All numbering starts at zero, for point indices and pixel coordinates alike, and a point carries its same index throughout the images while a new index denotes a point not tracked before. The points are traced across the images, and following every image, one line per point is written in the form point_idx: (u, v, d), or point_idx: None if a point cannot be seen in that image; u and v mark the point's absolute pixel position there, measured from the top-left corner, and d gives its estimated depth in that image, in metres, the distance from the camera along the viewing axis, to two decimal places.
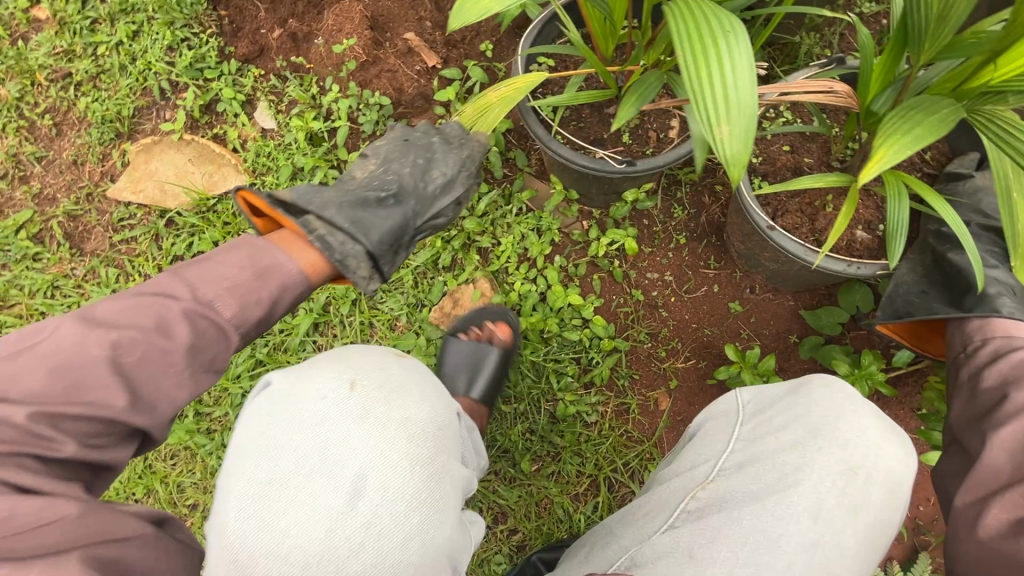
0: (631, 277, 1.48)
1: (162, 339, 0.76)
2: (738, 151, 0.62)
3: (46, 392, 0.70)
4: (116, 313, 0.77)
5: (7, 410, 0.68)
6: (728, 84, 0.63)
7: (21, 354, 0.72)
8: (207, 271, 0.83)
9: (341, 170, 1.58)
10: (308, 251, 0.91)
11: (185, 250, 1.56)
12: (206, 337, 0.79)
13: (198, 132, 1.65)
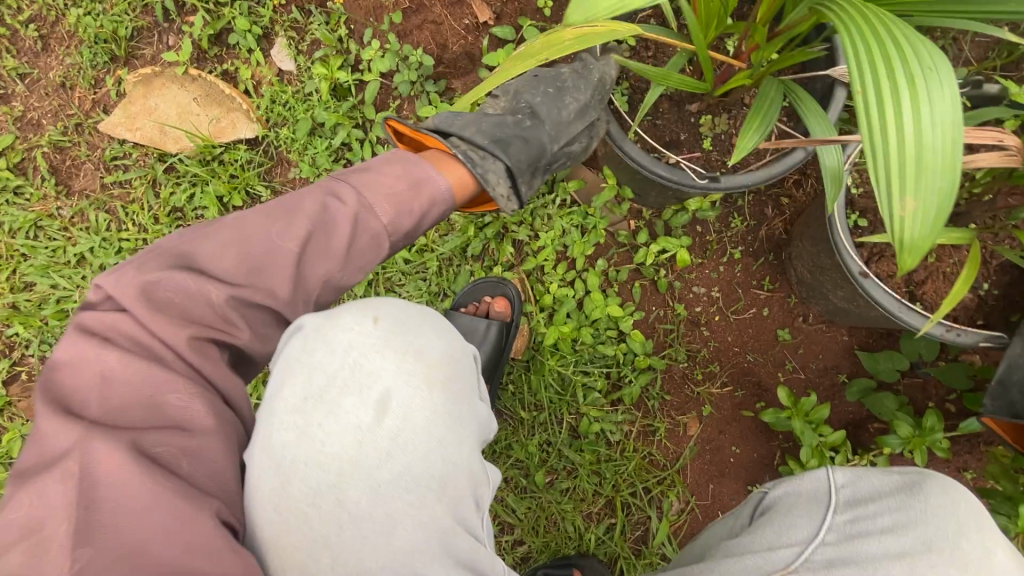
0: (675, 289, 1.35)
1: (326, 237, 0.79)
2: (922, 234, 0.47)
3: (234, 275, 0.73)
4: (284, 208, 0.79)
5: (204, 285, 0.71)
6: (921, 141, 0.48)
7: (212, 235, 0.75)
8: (370, 179, 0.85)
9: (366, 130, 1.39)
10: (456, 167, 0.95)
11: (186, 203, 1.40)
12: (364, 243, 0.83)
13: (205, 65, 1.45)
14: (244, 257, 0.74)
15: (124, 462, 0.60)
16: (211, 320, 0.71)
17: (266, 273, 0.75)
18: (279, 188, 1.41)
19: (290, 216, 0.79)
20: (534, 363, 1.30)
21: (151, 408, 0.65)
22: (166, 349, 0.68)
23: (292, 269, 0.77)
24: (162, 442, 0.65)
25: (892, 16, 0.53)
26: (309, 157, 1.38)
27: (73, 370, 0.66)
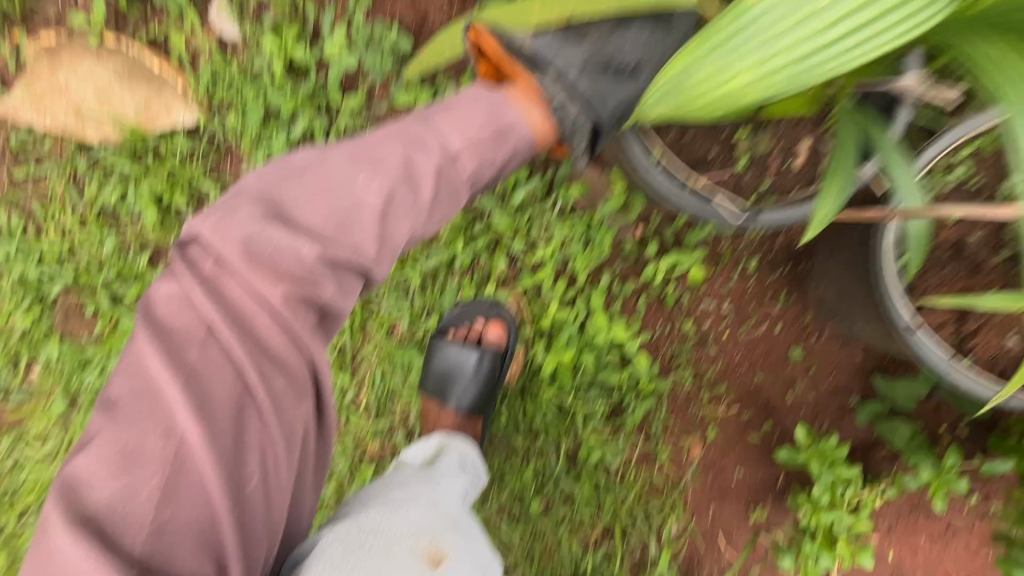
0: (685, 304, 1.22)
1: (409, 188, 0.70)
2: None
3: (317, 227, 0.66)
4: (374, 153, 0.71)
5: (289, 239, 0.64)
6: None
7: (292, 180, 0.69)
8: (455, 116, 0.74)
9: (330, 117, 1.18)
10: (540, 109, 0.76)
11: (117, 202, 1.18)
12: (446, 193, 0.72)
13: (127, 30, 1.18)
14: (330, 208, 0.67)
15: (215, 426, 0.60)
16: (295, 275, 0.64)
17: (346, 222, 0.67)
18: (230, 184, 1.20)
19: (378, 162, 0.70)
20: (530, 389, 1.20)
21: (226, 364, 0.62)
22: (252, 305, 0.63)
23: (373, 219, 0.68)
24: (253, 415, 0.63)
25: None
26: (263, 151, 1.16)
27: (176, 309, 0.63)
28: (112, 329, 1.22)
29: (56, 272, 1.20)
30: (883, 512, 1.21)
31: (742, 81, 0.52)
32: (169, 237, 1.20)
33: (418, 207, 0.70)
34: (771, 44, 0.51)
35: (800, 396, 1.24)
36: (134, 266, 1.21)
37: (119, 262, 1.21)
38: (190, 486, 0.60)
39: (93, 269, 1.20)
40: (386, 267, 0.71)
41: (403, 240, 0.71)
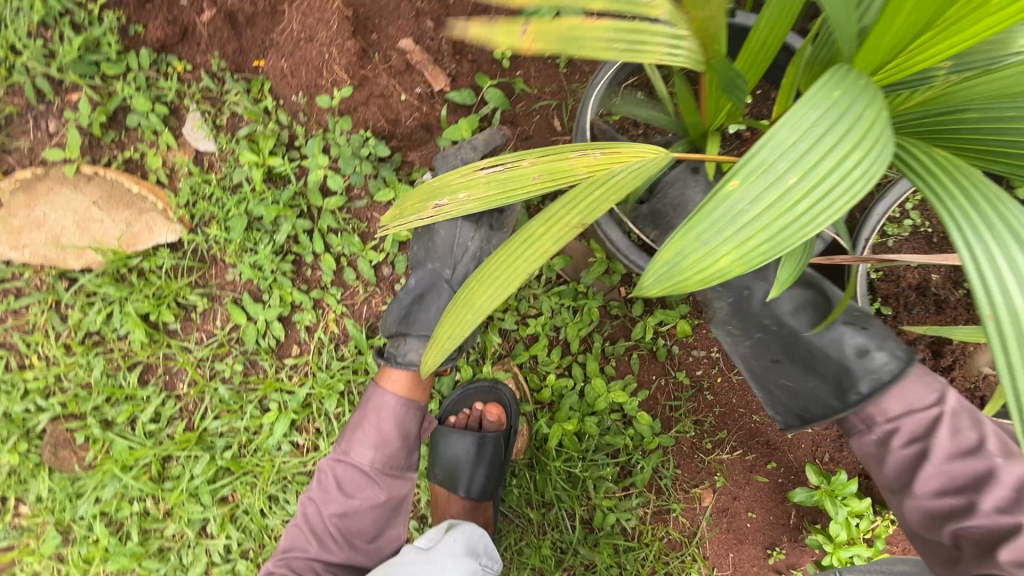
0: (675, 355, 1.26)
1: (373, 453, 1.00)
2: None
3: (331, 477, 1.01)
4: (353, 483, 1.00)
5: (320, 519, 0.99)
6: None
7: (309, 519, 1.00)
8: (385, 385, 1.04)
9: (312, 217, 1.21)
10: (393, 379, 1.04)
11: (102, 325, 1.17)
12: (394, 433, 1.02)
13: (102, 155, 1.20)
14: (328, 485, 1.00)
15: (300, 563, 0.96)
16: (333, 496, 0.99)
17: (340, 499, 0.99)
18: (216, 293, 1.21)
19: (347, 449, 1.01)
20: (538, 461, 1.21)
21: (339, 521, 0.98)
22: (317, 499, 1.00)
23: (356, 480, 1.00)
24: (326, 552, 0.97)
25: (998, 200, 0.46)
26: (249, 258, 1.18)
27: (289, 541, 1.00)
28: (105, 453, 1.19)
29: (42, 403, 1.17)
30: (897, 537, 1.22)
31: (764, 254, 0.36)
32: (158, 352, 1.20)
33: (381, 470, 1.00)
34: (768, 206, 0.35)
35: (798, 432, 1.27)
36: (124, 387, 1.19)
37: (108, 384, 1.19)
38: None
39: (81, 396, 1.18)
40: (380, 487, 1.00)
41: (381, 479, 1.00)
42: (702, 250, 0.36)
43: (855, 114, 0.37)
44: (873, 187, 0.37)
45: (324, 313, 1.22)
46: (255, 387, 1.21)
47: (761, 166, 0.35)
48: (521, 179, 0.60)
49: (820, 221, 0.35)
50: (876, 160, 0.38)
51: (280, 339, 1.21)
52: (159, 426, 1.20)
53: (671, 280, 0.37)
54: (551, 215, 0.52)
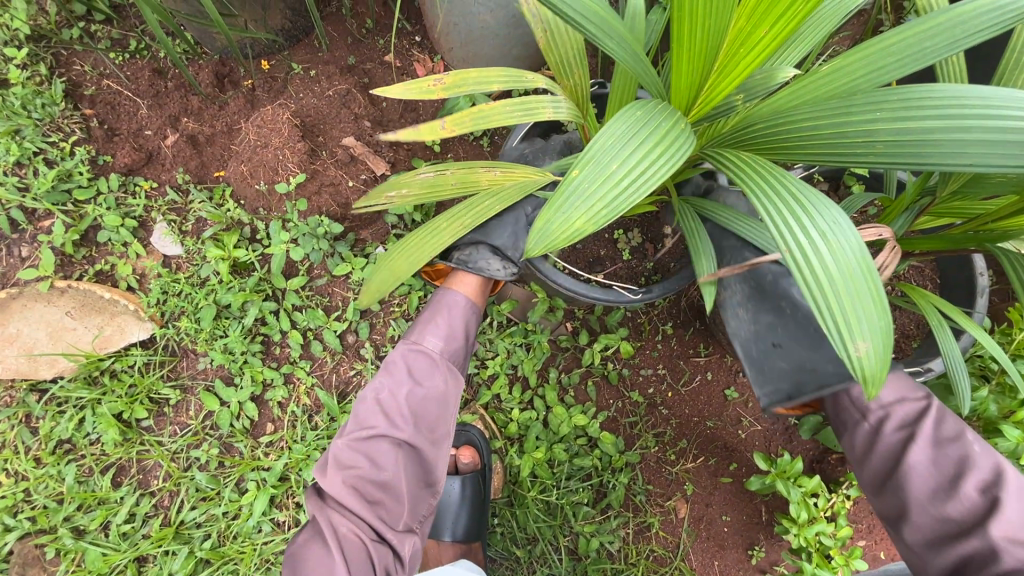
0: (625, 377, 1.38)
1: (429, 372, 0.97)
2: (879, 367, 0.54)
3: (386, 385, 0.95)
4: (421, 367, 0.97)
5: (375, 432, 0.92)
6: (849, 289, 0.54)
7: (363, 436, 0.91)
8: (441, 308, 1.01)
9: (277, 299, 1.32)
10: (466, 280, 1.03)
11: (74, 431, 1.20)
12: (453, 332, 1.00)
13: (74, 270, 1.30)
14: (381, 404, 0.94)
15: (348, 477, 0.88)
16: (389, 420, 0.93)
17: (385, 444, 0.91)
18: (188, 383, 1.27)
19: (399, 383, 0.95)
20: (516, 497, 1.26)
21: (389, 444, 0.91)
22: (367, 426, 0.92)
23: (398, 424, 0.92)
24: (373, 483, 0.88)
25: (784, 173, 0.61)
26: (220, 344, 1.26)
27: (328, 461, 0.91)
28: (77, 565, 1.16)
29: (10, 521, 1.16)
30: (859, 514, 1.28)
31: (607, 214, 0.49)
32: (131, 451, 1.22)
33: (416, 420, 0.93)
34: (600, 184, 0.49)
35: (750, 431, 1.38)
36: (96, 491, 1.19)
37: (80, 491, 1.19)
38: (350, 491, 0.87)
39: (52, 508, 1.17)
40: (442, 371, 0.97)
41: (423, 429, 0.94)
42: (560, 216, 0.49)
43: (652, 125, 0.53)
44: (673, 172, 0.53)
45: (295, 387, 1.29)
46: (231, 470, 1.23)
47: (592, 159, 0.50)
48: (441, 185, 0.84)
49: (639, 192, 0.50)
50: (675, 155, 0.54)
51: (254, 418, 1.26)
52: (134, 527, 1.19)
53: (547, 240, 0.49)
54: (455, 215, 0.81)
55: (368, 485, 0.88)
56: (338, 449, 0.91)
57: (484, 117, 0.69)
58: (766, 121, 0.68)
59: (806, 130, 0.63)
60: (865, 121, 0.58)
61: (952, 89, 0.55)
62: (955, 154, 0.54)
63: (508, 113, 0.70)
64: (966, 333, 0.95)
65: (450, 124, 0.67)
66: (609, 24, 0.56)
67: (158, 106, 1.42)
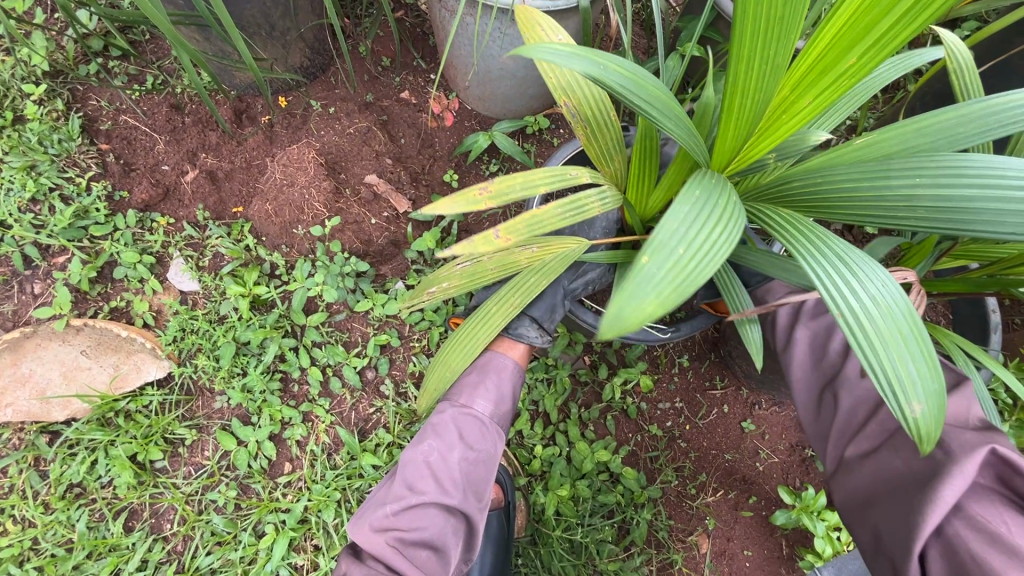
0: (645, 410, 1.38)
1: (473, 434, 0.97)
2: (931, 425, 0.58)
3: (432, 447, 0.96)
4: (467, 428, 0.97)
5: (419, 498, 0.91)
6: (902, 351, 0.57)
7: (407, 500, 0.91)
8: (488, 366, 1.01)
9: (296, 335, 1.31)
10: (514, 346, 1.04)
11: (86, 474, 1.17)
12: (501, 393, 1.01)
13: (88, 307, 1.28)
14: (427, 466, 0.94)
15: (391, 541, 0.87)
16: (435, 483, 0.93)
17: (432, 510, 0.91)
18: (204, 423, 1.24)
19: (448, 446, 0.95)
20: (539, 536, 1.24)
21: (433, 509, 0.91)
22: (412, 489, 0.92)
23: (444, 490, 0.93)
24: (414, 545, 0.88)
25: (826, 234, 0.65)
26: (239, 382, 1.25)
27: (370, 522, 0.90)
28: None
29: (16, 571, 1.11)
30: None
31: (676, 295, 0.49)
32: (145, 494, 1.19)
33: (461, 487, 0.94)
34: (666, 267, 0.50)
35: (768, 463, 1.39)
36: (107, 537, 1.15)
37: (90, 538, 1.15)
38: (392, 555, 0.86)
39: (59, 556, 1.12)
40: (486, 433, 0.98)
41: (468, 495, 0.94)
42: (636, 301, 0.47)
43: (704, 210, 0.55)
44: (727, 256, 0.54)
45: (314, 425, 1.27)
46: (249, 512, 1.20)
47: (659, 247, 0.50)
48: (481, 273, 0.89)
49: (704, 275, 0.51)
50: (727, 239, 0.55)
51: (272, 458, 1.24)
52: (146, 574, 1.15)
53: (625, 320, 0.47)
54: (501, 299, 0.87)
55: (415, 548, 0.88)
56: (381, 515, 0.90)
57: (539, 224, 0.67)
58: (804, 181, 0.72)
59: (844, 192, 0.67)
60: (905, 190, 0.62)
61: (991, 163, 0.59)
62: (995, 225, 0.58)
63: (559, 215, 0.69)
64: (986, 369, 0.98)
65: (506, 232, 0.64)
66: (670, 109, 0.58)
67: (177, 142, 1.43)
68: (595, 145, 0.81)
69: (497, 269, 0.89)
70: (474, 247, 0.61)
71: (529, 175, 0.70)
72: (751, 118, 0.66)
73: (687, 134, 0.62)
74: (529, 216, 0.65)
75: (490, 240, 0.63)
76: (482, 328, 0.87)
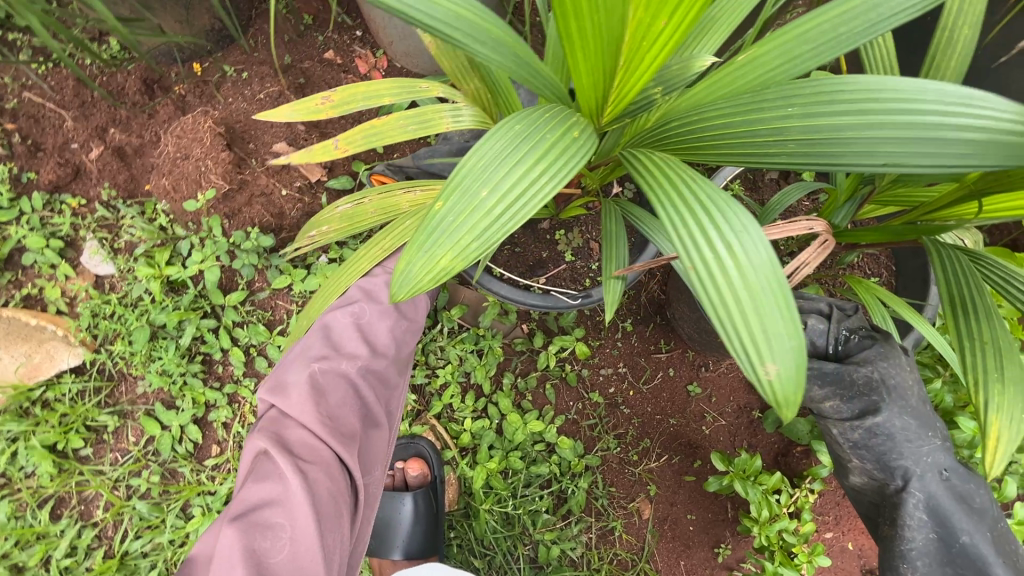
0: (585, 377, 1.33)
1: (378, 362, 1.00)
2: (791, 391, 0.48)
3: (329, 383, 0.95)
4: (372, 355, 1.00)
5: (318, 435, 0.89)
6: (755, 303, 0.49)
7: (308, 437, 0.89)
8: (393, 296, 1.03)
9: (217, 316, 1.26)
10: None
11: (7, 465, 1.16)
12: (403, 329, 1.04)
13: (0, 296, 1.25)
14: (328, 401, 0.93)
15: (293, 478, 0.83)
16: (336, 417, 0.93)
17: (352, 403, 0.95)
18: (127, 408, 1.22)
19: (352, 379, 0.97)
20: (472, 509, 1.23)
21: (338, 443, 0.90)
22: (312, 425, 0.89)
23: (368, 395, 0.98)
24: (319, 484, 0.85)
25: (695, 175, 0.57)
26: (156, 366, 1.21)
27: (266, 467, 0.86)
28: None
29: None
30: (824, 507, 1.25)
31: (473, 249, 0.44)
32: (69, 482, 1.17)
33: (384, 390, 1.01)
34: (467, 215, 0.44)
35: (714, 427, 1.34)
36: (34, 526, 1.15)
37: (17, 527, 1.15)
38: (297, 498, 0.83)
39: None
40: (391, 364, 1.02)
41: (386, 407, 1.01)
42: (423, 255, 0.44)
43: (534, 137, 0.49)
44: (560, 185, 0.47)
45: (239, 406, 1.24)
46: (175, 496, 1.19)
47: (456, 187, 0.45)
48: (361, 215, 0.82)
49: (514, 219, 0.45)
50: (564, 167, 0.49)
51: (197, 442, 1.21)
52: (76, 560, 1.15)
53: (413, 283, 0.45)
54: (371, 243, 0.78)
55: (335, 436, 0.91)
56: (275, 447, 0.86)
57: (377, 134, 0.67)
58: (683, 117, 0.64)
59: (718, 126, 0.60)
60: (777, 116, 0.55)
61: (866, 81, 0.51)
62: (867, 151, 0.51)
63: (403, 127, 0.68)
64: (914, 329, 0.91)
65: (343, 144, 0.66)
66: (484, 32, 0.51)
67: (83, 116, 1.33)
68: (446, 56, 0.73)
69: (377, 212, 0.83)
70: (310, 155, 0.66)
71: (374, 85, 0.69)
72: (606, 47, 0.58)
73: (515, 59, 0.54)
74: (368, 124, 0.66)
75: (329, 146, 0.66)
76: (348, 272, 0.76)
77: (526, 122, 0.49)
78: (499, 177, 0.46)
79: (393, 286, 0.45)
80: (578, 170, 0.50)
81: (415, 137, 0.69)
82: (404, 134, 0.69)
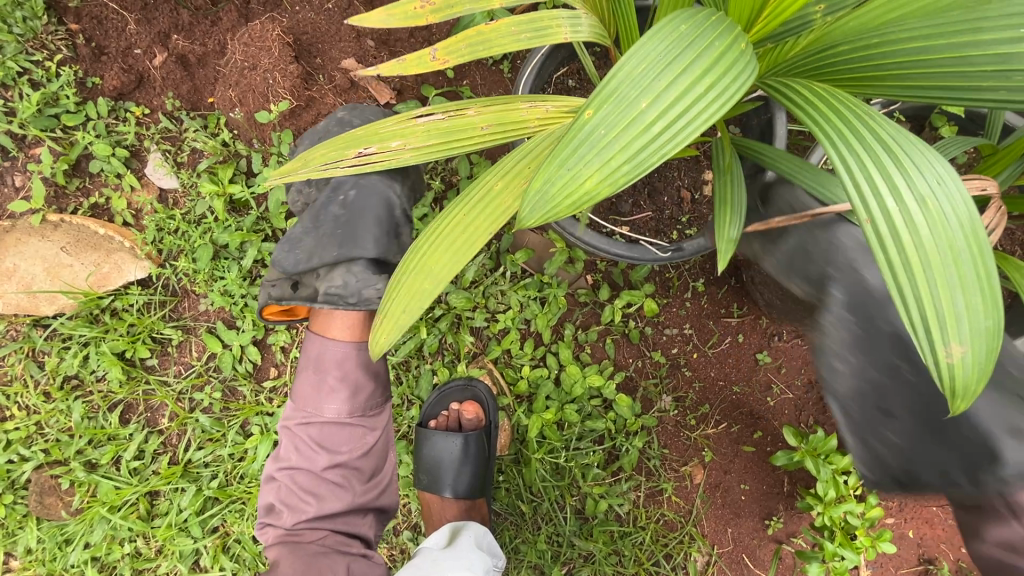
0: (648, 336, 1.26)
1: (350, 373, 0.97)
2: (974, 380, 0.42)
3: (322, 386, 0.97)
4: (354, 366, 0.97)
5: (308, 451, 0.97)
6: (948, 271, 0.41)
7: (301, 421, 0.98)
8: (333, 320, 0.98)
9: (277, 239, 1.24)
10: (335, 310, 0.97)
11: (79, 368, 1.20)
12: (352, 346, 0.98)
13: (70, 203, 1.25)
14: (312, 408, 0.97)
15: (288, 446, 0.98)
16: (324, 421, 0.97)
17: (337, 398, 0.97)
18: (190, 324, 1.23)
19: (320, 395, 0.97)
20: (522, 455, 1.23)
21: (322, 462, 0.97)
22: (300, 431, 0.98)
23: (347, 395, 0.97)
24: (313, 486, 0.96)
25: (869, 111, 0.47)
26: (219, 286, 1.20)
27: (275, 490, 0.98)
28: (91, 496, 1.19)
29: (25, 452, 1.18)
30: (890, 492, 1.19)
31: (625, 174, 0.37)
32: (137, 389, 1.21)
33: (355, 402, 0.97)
34: (622, 130, 0.37)
35: (780, 400, 1.26)
36: (105, 427, 1.20)
37: (89, 427, 1.20)
38: (293, 482, 0.97)
39: (63, 441, 1.19)
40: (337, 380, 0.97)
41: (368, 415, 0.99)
42: (566, 174, 0.37)
43: (704, 42, 0.39)
44: (729, 107, 0.40)
45: (298, 332, 1.23)
46: (235, 413, 1.21)
47: (610, 94, 0.37)
48: (470, 128, 0.66)
49: (673, 143, 0.37)
50: (733, 85, 0.40)
51: (257, 362, 1.22)
52: (144, 462, 1.20)
53: (546, 209, 0.38)
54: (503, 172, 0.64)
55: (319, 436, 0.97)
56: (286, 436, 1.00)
57: (484, 42, 0.58)
58: (855, 43, 0.52)
59: (911, 51, 0.48)
60: (1005, 39, 0.44)
61: None
62: None
63: (513, 32, 0.59)
64: None
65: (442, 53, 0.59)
66: None
67: (146, 20, 1.24)
68: None
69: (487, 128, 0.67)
70: (404, 66, 0.60)
71: None
72: None
73: None
74: (472, 32, 0.58)
75: (424, 56, 0.59)
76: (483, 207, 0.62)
77: (692, 25, 0.40)
78: (664, 86, 0.37)
79: (523, 210, 0.38)
80: (744, 92, 0.41)
81: (526, 50, 0.60)
82: (515, 50, 0.59)
